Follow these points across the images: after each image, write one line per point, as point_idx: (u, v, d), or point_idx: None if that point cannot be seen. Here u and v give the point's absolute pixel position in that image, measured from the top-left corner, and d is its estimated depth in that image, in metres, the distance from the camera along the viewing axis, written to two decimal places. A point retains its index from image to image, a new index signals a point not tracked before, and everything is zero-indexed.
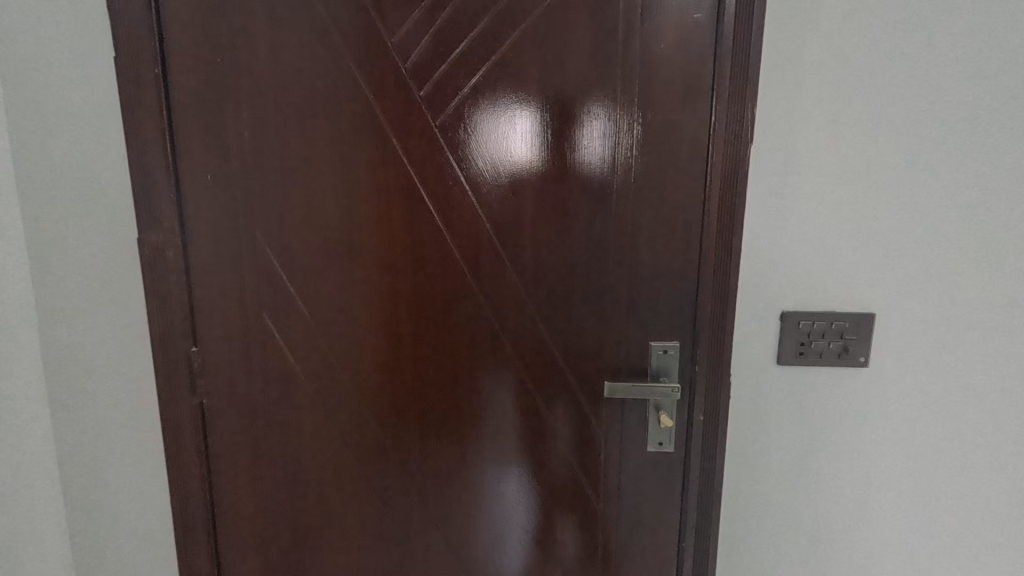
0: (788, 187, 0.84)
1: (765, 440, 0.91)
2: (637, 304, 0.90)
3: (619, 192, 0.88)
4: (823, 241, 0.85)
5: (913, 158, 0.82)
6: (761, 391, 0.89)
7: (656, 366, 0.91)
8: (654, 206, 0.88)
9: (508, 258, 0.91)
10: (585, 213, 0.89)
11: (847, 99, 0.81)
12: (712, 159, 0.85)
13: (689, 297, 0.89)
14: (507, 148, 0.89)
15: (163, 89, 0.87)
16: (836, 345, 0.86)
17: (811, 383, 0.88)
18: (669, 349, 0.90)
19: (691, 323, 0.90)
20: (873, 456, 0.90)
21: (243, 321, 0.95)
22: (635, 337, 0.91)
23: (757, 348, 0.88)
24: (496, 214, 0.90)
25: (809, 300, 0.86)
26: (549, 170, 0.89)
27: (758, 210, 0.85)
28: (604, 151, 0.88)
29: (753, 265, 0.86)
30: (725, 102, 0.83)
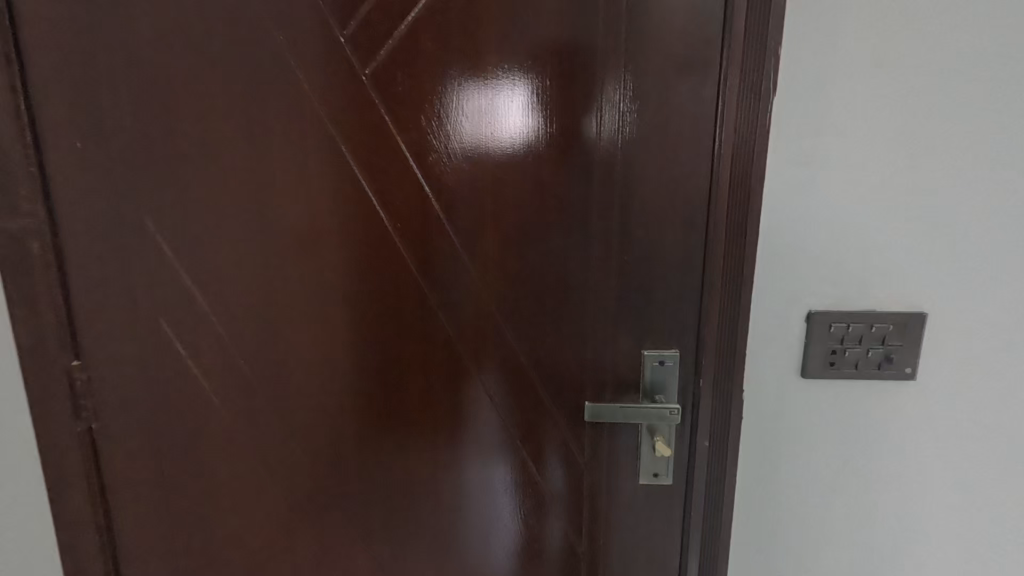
0: (818, 155, 0.64)
1: (784, 474, 0.73)
2: (627, 307, 0.72)
3: (602, 165, 0.69)
4: (862, 222, 0.66)
5: (988, 113, 0.62)
6: (780, 412, 0.71)
7: (649, 381, 0.73)
8: (647, 184, 0.69)
9: (465, 252, 0.73)
10: (561, 192, 0.71)
11: (903, 33, 0.61)
12: (720, 119, 0.66)
13: (692, 297, 0.71)
14: (491, 126, 0.70)
15: (9, 32, 0.67)
16: (876, 353, 0.68)
17: (844, 403, 0.70)
18: (667, 361, 0.72)
19: (694, 329, 0.71)
20: (920, 499, 0.72)
21: (136, 328, 0.76)
22: (625, 348, 0.73)
23: (776, 358, 0.69)
24: (448, 194, 0.72)
25: (843, 298, 0.68)
26: (515, 139, 0.70)
27: (781, 183, 0.65)
28: (586, 114, 0.69)
29: (773, 253, 0.67)
30: (741, 45, 0.64)
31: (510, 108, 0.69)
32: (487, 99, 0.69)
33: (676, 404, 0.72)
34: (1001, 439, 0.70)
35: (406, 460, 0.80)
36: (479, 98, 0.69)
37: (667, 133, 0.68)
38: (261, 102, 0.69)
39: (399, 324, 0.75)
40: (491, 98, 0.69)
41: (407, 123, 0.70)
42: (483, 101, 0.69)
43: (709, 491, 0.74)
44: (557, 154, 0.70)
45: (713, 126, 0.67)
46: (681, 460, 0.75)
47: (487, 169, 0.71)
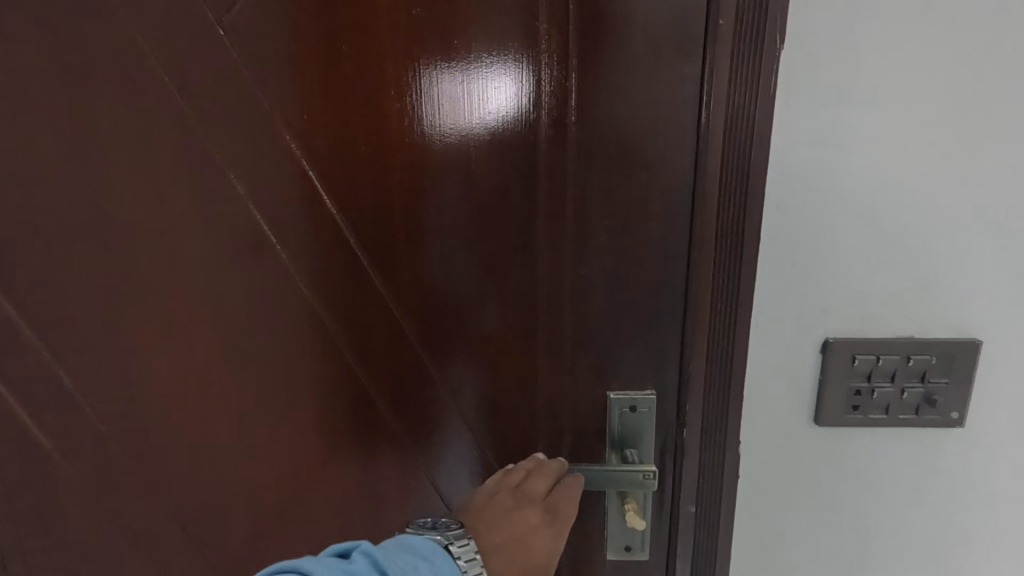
0: (841, 133, 0.47)
1: (791, 546, 0.57)
2: (585, 342, 0.54)
3: (548, 150, 0.51)
4: (898, 221, 0.49)
5: None
6: (786, 470, 0.55)
7: (619, 433, 0.56)
8: (611, 177, 0.51)
9: (369, 272, 0.55)
10: (493, 188, 0.52)
11: None
12: (708, 82, 0.48)
13: (672, 325, 0.53)
14: (399, 101, 0.51)
15: None
16: (913, 393, 0.51)
17: (871, 459, 0.54)
18: (640, 407, 0.55)
19: (675, 367, 0.54)
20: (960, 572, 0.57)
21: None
22: (585, 394, 0.56)
23: (783, 400, 0.53)
24: (342, 191, 0.53)
25: (869, 322, 0.51)
26: (431, 116, 0.51)
27: (790, 169, 0.48)
28: (523, 85, 0.50)
29: (779, 265, 0.50)
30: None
31: (482, 98, 0.50)
32: (451, 85, 0.50)
33: (652, 461, 0.55)
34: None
35: (307, 541, 0.61)
36: (441, 85, 0.50)
37: (638, 105, 0.49)
38: (42, 56, 0.46)
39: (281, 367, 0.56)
40: (457, 85, 0.50)
41: (277, 93, 0.50)
42: (447, 88, 0.50)
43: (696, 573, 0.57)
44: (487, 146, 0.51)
45: (701, 94, 0.48)
46: (661, 536, 0.57)
47: (395, 166, 0.52)
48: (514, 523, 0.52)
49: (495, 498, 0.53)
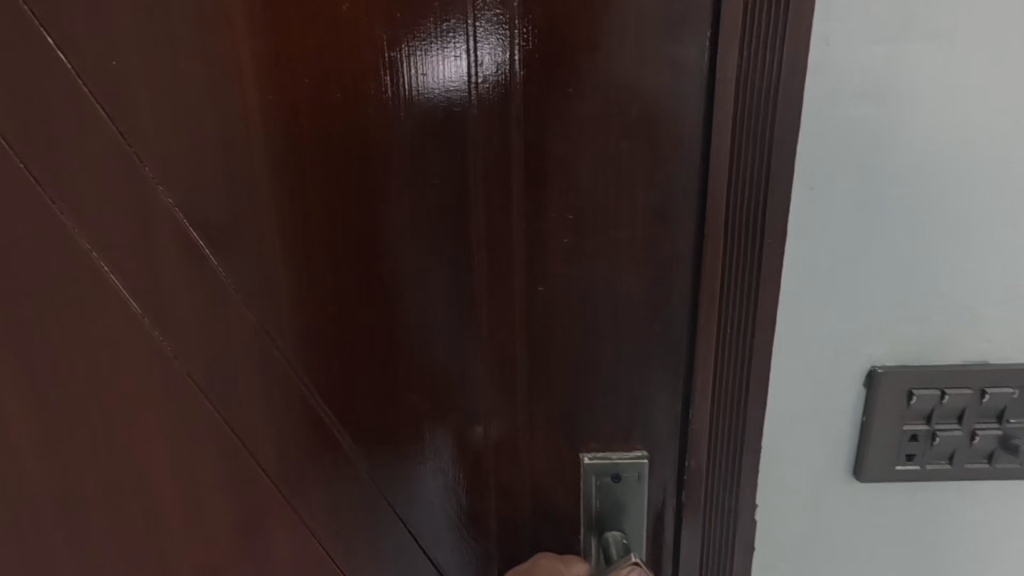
0: (901, 85, 0.33)
1: None
2: (544, 386, 0.39)
3: (484, 119, 0.35)
4: (970, 206, 0.35)
5: None
6: (813, 542, 0.41)
7: (596, 507, 0.41)
8: (573, 155, 0.35)
9: (245, 295, 0.40)
10: (408, 176, 0.37)
11: None
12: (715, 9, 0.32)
13: (671, 358, 0.38)
14: (265, 51, 0.35)
15: None
16: (985, 439, 0.38)
17: (926, 524, 0.41)
18: (626, 475, 0.40)
19: (672, 415, 0.39)
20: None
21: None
22: (547, 452, 0.41)
23: (811, 451, 0.40)
24: (196, 185, 0.38)
25: (930, 347, 0.38)
26: (314, 73, 0.36)
27: (825, 133, 0.34)
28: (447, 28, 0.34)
29: (808, 272, 0.37)
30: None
31: (417, 62, 0.35)
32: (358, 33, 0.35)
33: (639, 544, 0.42)
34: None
35: None
36: (344, 32, 0.35)
37: (611, 40, 0.33)
38: None
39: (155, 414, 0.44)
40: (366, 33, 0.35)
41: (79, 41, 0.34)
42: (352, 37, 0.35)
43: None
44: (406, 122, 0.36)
45: (711, 29, 0.32)
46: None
47: (272, 150, 0.37)
48: None
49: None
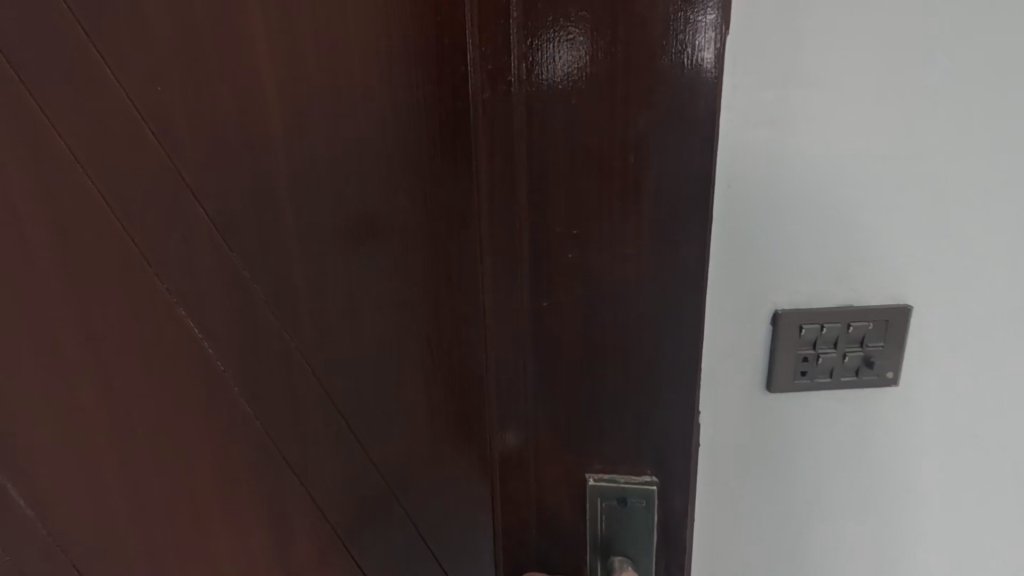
0: (787, 115, 0.50)
1: (751, 508, 0.61)
2: (546, 340, 0.51)
3: (510, 180, 0.48)
4: (833, 198, 0.52)
5: (972, 66, 0.49)
6: (744, 436, 0.59)
7: (605, 520, 0.56)
8: (569, 162, 0.47)
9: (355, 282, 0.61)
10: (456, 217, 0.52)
11: None
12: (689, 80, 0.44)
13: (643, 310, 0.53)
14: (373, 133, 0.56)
15: None
16: (853, 357, 0.56)
17: (819, 424, 0.58)
18: (630, 500, 0.55)
19: (652, 367, 0.51)
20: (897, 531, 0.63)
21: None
22: (553, 392, 0.52)
23: (736, 371, 0.57)
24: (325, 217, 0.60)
25: (815, 292, 0.55)
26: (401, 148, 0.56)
27: (737, 149, 0.51)
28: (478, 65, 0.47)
29: (730, 241, 0.53)
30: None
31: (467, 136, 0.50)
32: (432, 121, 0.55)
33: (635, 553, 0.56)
34: (998, 454, 0.60)
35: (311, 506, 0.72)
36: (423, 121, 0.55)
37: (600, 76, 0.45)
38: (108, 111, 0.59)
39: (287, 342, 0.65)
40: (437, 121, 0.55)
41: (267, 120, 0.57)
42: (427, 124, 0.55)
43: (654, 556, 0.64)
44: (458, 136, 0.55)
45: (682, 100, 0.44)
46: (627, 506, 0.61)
47: (374, 158, 0.57)
48: None
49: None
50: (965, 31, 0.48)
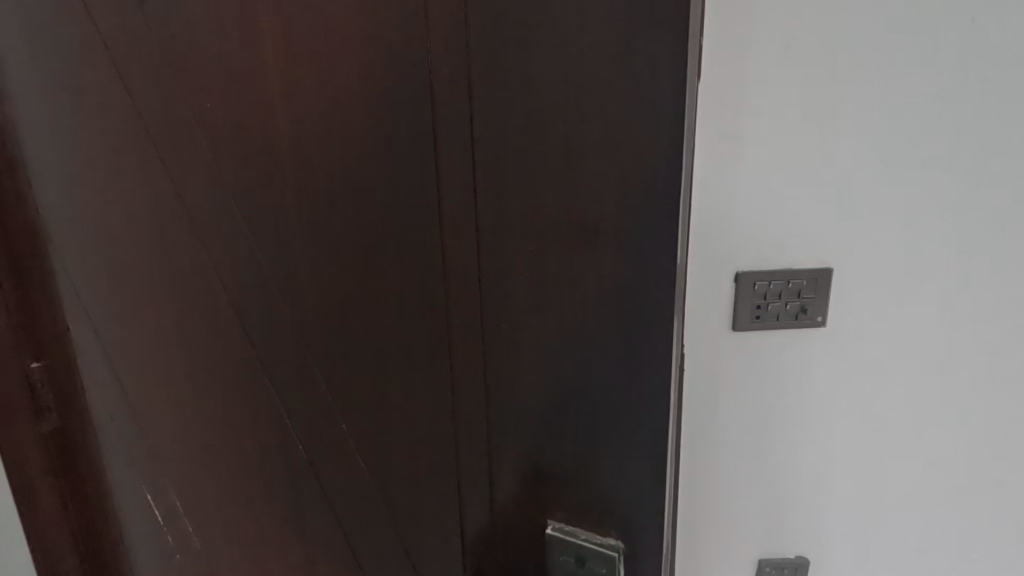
0: (742, 133, 0.74)
1: (724, 413, 0.85)
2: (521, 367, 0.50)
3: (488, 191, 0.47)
4: (776, 192, 0.76)
5: (869, 106, 0.73)
6: (718, 360, 0.82)
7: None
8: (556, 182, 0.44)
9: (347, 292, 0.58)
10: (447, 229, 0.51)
11: (805, 34, 0.70)
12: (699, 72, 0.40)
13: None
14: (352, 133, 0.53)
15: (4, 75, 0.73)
16: (793, 305, 0.79)
17: (769, 354, 0.82)
18: (589, 558, 0.53)
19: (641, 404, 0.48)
20: (827, 436, 0.86)
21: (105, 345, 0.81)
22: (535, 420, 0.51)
23: (710, 314, 0.80)
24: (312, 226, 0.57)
25: (765, 259, 0.78)
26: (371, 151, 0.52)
27: (706, 158, 0.75)
28: (461, 94, 0.46)
29: (704, 220, 0.77)
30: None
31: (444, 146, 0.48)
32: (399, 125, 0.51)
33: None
34: (900, 378, 0.84)
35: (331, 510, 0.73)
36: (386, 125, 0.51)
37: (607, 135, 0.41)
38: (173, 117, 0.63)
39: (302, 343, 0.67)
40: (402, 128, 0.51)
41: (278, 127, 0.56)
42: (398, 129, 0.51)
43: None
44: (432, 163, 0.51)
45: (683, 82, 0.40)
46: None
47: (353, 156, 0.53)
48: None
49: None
50: (863, 77, 0.72)
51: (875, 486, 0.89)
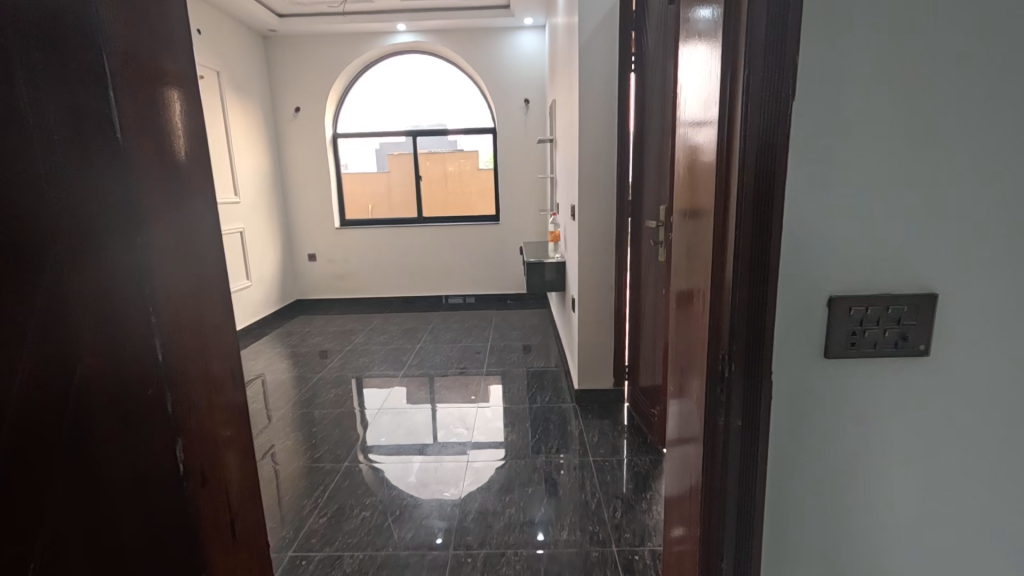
0: (835, 154, 0.71)
1: (813, 445, 0.80)
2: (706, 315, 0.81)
3: (746, 188, 0.71)
4: (871, 215, 0.72)
5: (973, 133, 0.70)
6: (806, 389, 0.78)
7: (739, 457, 0.79)
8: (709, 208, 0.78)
9: None
10: (736, 214, 0.72)
11: (900, 64, 0.69)
12: (773, 144, 0.69)
13: (737, 288, 0.74)
14: None
15: None
16: (893, 333, 0.74)
17: (865, 386, 0.77)
18: None
19: (679, 336, 0.98)
20: (929, 476, 0.80)
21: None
22: (717, 353, 0.79)
23: (802, 342, 0.76)
24: None
25: (861, 283, 0.74)
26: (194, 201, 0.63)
27: (800, 177, 0.72)
28: (724, 141, 0.73)
29: (795, 241, 0.73)
30: (774, 46, 0.67)
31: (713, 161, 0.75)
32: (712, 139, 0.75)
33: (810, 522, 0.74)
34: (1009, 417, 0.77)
35: None
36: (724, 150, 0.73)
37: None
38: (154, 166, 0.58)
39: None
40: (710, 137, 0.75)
41: None
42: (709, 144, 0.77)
43: (738, 522, 0.81)
44: (122, 145, 0.55)
45: (774, 157, 0.70)
46: (718, 451, 0.80)
47: None
48: (729, 505, 0.81)
49: (709, 500, 0.84)
50: (966, 103, 0.69)
51: (979, 533, 0.82)
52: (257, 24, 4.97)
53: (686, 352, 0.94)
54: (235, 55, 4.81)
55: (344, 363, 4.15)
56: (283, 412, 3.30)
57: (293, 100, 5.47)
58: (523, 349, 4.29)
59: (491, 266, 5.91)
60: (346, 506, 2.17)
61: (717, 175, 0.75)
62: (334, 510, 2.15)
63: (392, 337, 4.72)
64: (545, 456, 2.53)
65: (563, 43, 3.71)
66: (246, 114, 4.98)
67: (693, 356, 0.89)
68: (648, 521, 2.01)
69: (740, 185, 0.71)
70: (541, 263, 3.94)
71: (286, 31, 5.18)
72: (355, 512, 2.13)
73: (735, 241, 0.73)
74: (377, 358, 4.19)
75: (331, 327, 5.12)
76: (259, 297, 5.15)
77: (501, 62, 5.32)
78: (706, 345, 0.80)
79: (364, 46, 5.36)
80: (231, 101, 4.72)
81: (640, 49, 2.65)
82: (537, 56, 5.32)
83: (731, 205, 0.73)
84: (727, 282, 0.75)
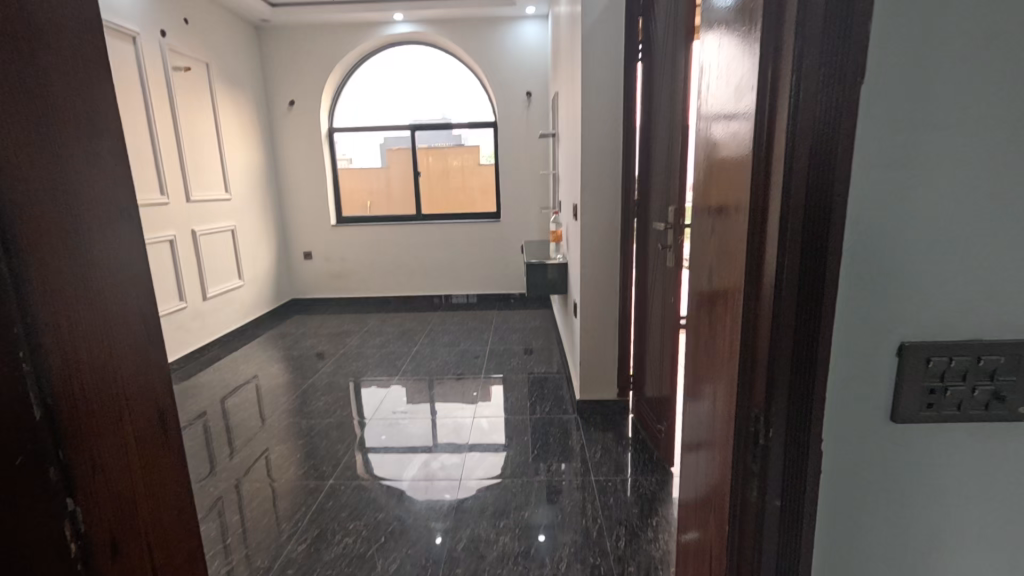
0: (912, 157, 0.53)
1: (874, 531, 0.62)
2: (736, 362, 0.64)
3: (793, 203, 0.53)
4: (961, 238, 0.55)
5: None
6: (867, 461, 0.60)
7: (778, 546, 0.61)
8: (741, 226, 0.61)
9: None
10: (779, 236, 0.55)
11: (1008, 36, 0.51)
12: (832, 145, 0.52)
13: (778, 331, 0.57)
14: None
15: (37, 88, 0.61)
16: (983, 391, 0.57)
17: (943, 457, 0.60)
18: None
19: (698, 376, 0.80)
20: (1020, 569, 0.62)
21: (146, 309, 0.82)
22: (750, 412, 0.61)
23: (863, 401, 0.59)
24: None
25: (944, 327, 0.57)
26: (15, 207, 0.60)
27: (868, 188, 0.54)
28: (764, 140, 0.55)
29: (858, 272, 0.56)
30: (840, 9, 0.50)
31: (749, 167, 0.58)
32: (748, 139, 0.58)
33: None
34: None
35: None
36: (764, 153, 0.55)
37: None
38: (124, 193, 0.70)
39: (42, 382, 0.64)
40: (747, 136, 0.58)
41: None
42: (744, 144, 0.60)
43: None
44: None
45: (834, 161, 0.52)
46: (750, 536, 0.63)
47: None
48: None
49: None
50: None
51: None
52: (250, 15, 4.80)
53: (706, 394, 0.77)
54: (226, 47, 4.64)
55: (337, 367, 4.00)
56: (271, 421, 3.15)
57: (288, 93, 5.30)
58: (523, 353, 4.12)
59: (491, 265, 5.73)
60: (327, 531, 2.03)
61: (754, 185, 0.57)
62: (314, 535, 2.00)
63: (388, 340, 4.56)
64: (545, 475, 2.36)
65: (566, 33, 3.51)
66: (238, 108, 4.81)
67: (716, 402, 0.72)
68: (653, 553, 1.84)
69: (784, 196, 0.54)
70: (541, 265, 3.76)
71: (279, 22, 5.01)
72: (336, 539, 1.97)
73: (776, 269, 0.55)
74: (372, 362, 4.04)
75: (325, 328, 4.97)
76: (251, 297, 5.01)
77: (502, 53, 5.12)
78: (736, 399, 0.63)
79: (360, 37, 5.18)
80: (222, 94, 4.56)
81: (647, 38, 2.46)
82: (539, 47, 5.12)
83: (774, 222, 0.55)
84: (765, 323, 0.57)
